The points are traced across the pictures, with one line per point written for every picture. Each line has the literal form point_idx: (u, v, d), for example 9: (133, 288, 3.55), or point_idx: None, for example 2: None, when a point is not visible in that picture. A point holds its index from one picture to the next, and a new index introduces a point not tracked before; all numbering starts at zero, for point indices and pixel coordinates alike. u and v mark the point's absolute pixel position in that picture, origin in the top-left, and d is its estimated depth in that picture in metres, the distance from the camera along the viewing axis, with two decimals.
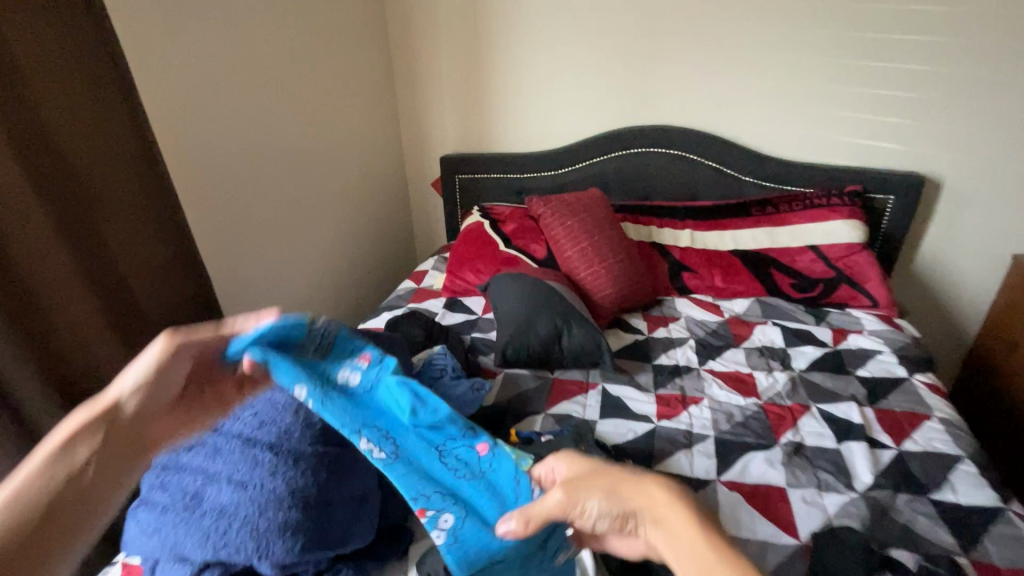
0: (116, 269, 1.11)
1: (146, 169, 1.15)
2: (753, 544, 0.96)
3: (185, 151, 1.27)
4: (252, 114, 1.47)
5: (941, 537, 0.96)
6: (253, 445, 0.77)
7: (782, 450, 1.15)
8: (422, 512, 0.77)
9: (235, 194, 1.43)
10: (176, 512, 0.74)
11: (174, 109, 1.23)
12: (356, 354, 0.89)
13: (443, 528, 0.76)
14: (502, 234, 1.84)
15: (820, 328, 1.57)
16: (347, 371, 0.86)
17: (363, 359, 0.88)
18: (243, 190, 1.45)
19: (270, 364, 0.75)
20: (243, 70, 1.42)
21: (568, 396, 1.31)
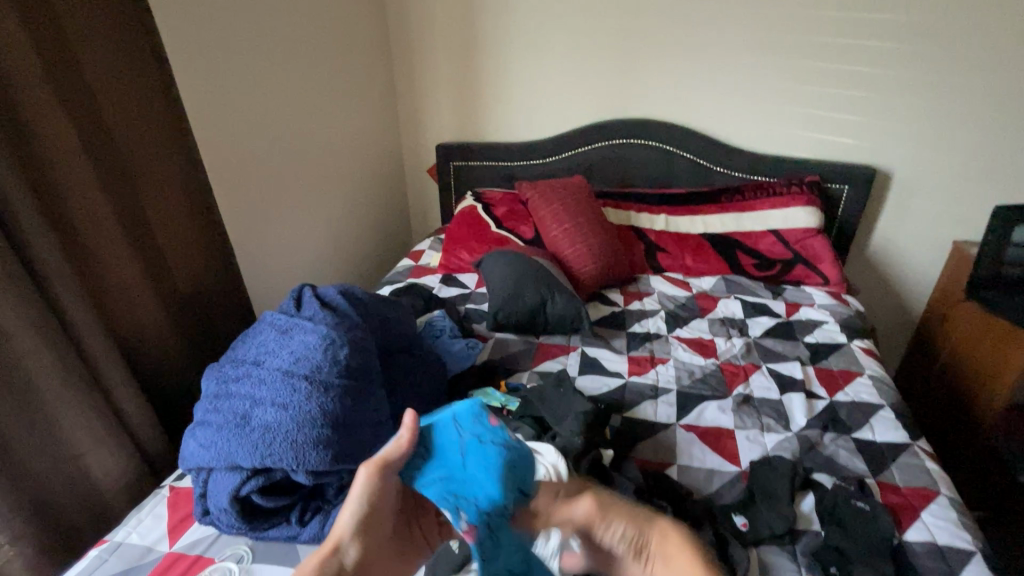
0: (156, 240, 1.27)
1: (178, 152, 1.31)
2: (702, 471, 1.15)
3: (211, 135, 1.42)
4: (268, 103, 1.61)
5: (857, 465, 1.15)
6: (290, 376, 0.94)
7: (734, 399, 1.34)
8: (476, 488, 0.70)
9: (253, 175, 1.58)
10: (231, 427, 0.91)
11: (202, 99, 1.38)
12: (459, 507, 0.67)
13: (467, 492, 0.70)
14: (493, 216, 2.02)
15: (776, 302, 1.77)
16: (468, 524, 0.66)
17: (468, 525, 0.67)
18: (259, 171, 1.60)
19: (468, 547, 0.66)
20: (259, 63, 1.57)
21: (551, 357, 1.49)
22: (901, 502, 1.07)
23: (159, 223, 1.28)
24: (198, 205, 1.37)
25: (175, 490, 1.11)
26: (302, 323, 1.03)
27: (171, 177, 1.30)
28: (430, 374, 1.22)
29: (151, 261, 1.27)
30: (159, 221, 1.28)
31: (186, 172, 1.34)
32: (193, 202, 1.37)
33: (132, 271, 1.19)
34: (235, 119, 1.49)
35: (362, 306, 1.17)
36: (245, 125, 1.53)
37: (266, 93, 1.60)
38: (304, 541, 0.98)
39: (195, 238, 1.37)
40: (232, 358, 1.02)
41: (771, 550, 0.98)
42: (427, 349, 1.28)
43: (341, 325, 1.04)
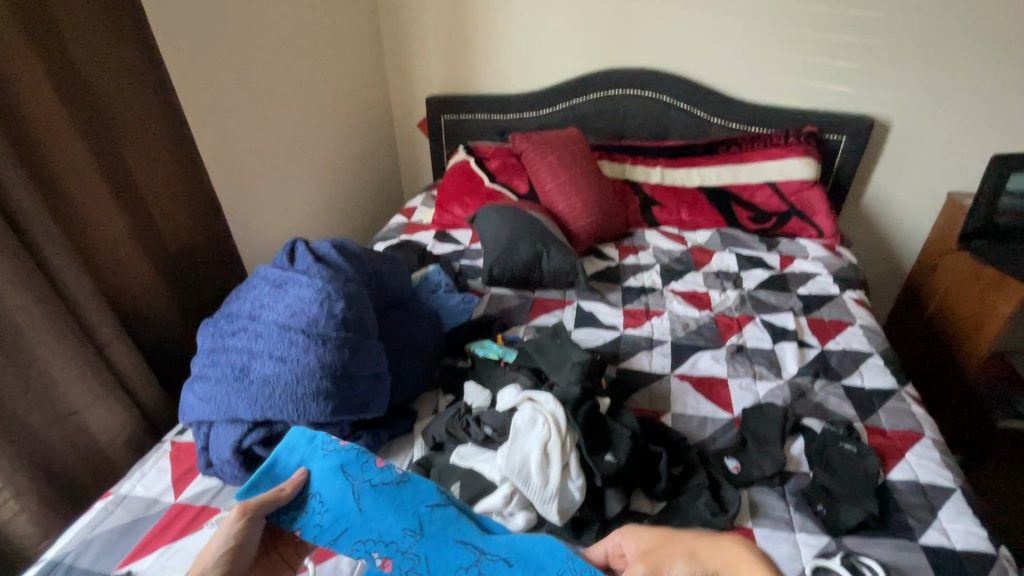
0: (141, 195, 1.23)
1: (158, 103, 1.25)
2: (696, 418, 1.17)
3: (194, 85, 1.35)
4: (251, 50, 1.54)
5: (846, 410, 1.18)
6: (287, 330, 0.94)
7: (727, 349, 1.36)
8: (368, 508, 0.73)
9: (237, 128, 1.52)
10: (230, 381, 0.92)
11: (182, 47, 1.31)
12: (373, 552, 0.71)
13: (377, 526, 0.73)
14: (486, 171, 1.98)
15: (770, 254, 1.77)
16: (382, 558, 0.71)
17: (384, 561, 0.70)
18: (244, 125, 1.54)
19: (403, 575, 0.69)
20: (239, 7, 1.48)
21: (548, 311, 1.50)
22: (887, 444, 1.10)
23: (142, 179, 1.24)
24: (182, 158, 1.32)
25: (176, 444, 1.12)
26: (297, 276, 1.01)
27: (154, 131, 1.25)
28: (426, 327, 1.22)
29: (136, 217, 1.23)
30: (143, 177, 1.24)
31: (168, 125, 1.28)
32: (178, 159, 1.32)
33: (117, 226, 1.16)
34: (217, 67, 1.42)
35: (356, 260, 1.16)
36: (227, 74, 1.46)
37: (247, 40, 1.52)
38: None
39: (182, 195, 1.33)
40: (227, 313, 1.02)
41: (762, 491, 1.02)
42: (423, 304, 1.28)
43: (336, 279, 1.03)
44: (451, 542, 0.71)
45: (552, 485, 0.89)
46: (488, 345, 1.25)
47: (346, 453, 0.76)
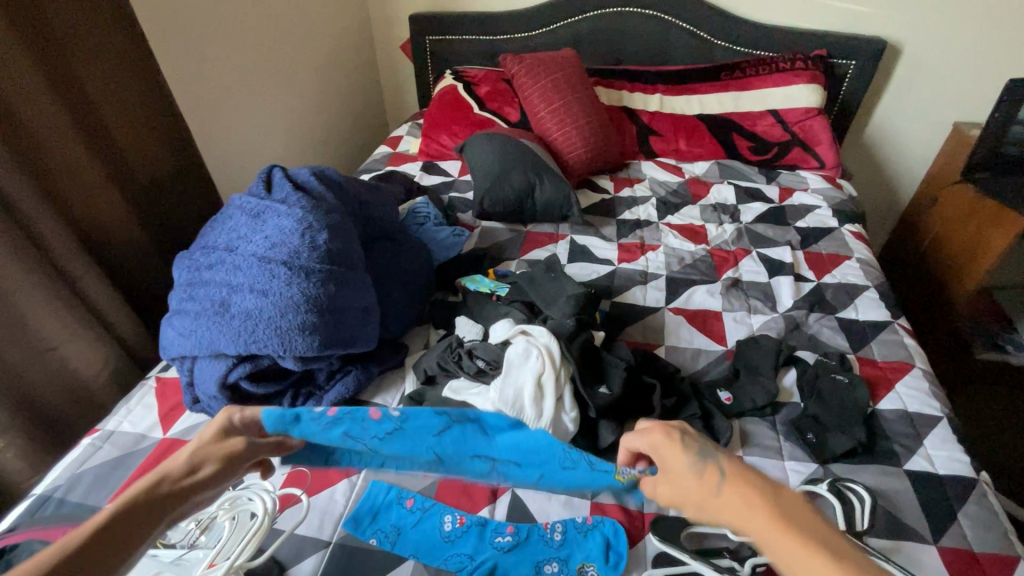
0: (101, 119, 1.12)
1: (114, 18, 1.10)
2: (689, 351, 1.17)
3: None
4: None
5: (839, 342, 1.18)
6: (267, 262, 0.89)
7: (723, 283, 1.34)
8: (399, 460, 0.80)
9: (203, 46, 1.39)
10: (210, 316, 0.87)
11: None
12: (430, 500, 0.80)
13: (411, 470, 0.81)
14: (475, 97, 1.86)
15: (770, 186, 1.71)
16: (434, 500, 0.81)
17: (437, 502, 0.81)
18: (210, 41, 1.41)
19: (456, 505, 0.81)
20: None
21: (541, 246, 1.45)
22: (878, 375, 1.11)
23: (104, 106, 1.12)
24: (144, 78, 1.19)
25: (161, 381, 1.10)
26: (275, 206, 0.95)
27: (111, 51, 1.11)
28: (414, 261, 1.17)
29: (98, 143, 1.12)
30: (105, 105, 1.12)
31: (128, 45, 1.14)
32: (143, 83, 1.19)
33: (75, 151, 1.06)
34: None
35: (338, 189, 1.09)
36: None
37: None
38: None
39: (149, 124, 1.22)
40: (202, 244, 0.96)
41: (753, 421, 1.03)
42: (410, 237, 1.22)
43: (318, 208, 0.97)
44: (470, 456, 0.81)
45: (546, 416, 0.88)
46: (479, 279, 1.21)
47: (341, 420, 0.75)
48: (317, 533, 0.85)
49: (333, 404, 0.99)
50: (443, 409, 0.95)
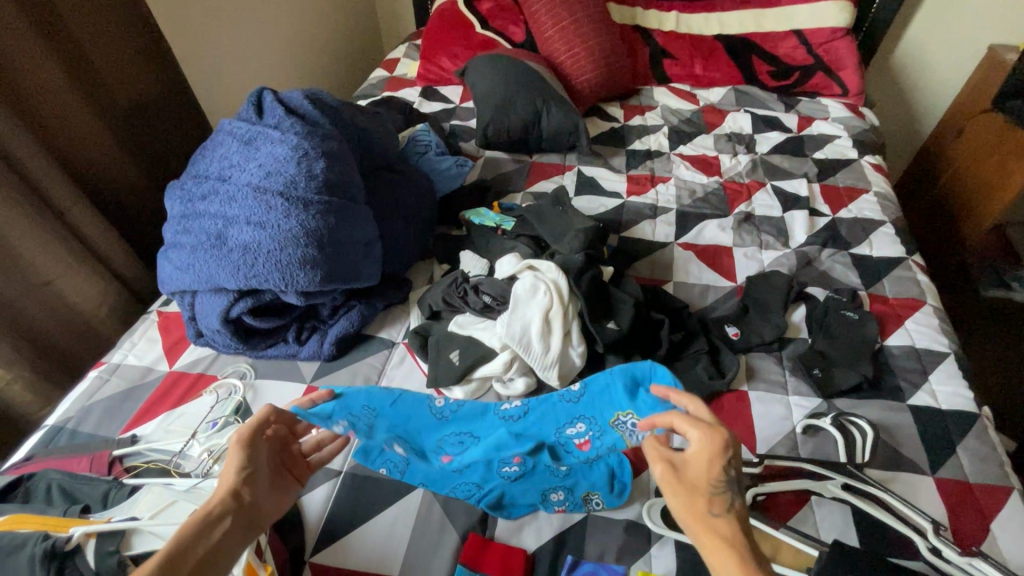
0: (74, 36, 1.02)
1: None
2: (698, 287, 1.15)
3: None
4: None
5: (851, 279, 1.16)
6: (262, 193, 0.84)
7: (735, 218, 1.29)
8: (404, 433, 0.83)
9: None
10: (207, 250, 0.84)
11: None
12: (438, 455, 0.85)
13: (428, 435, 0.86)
14: (477, 14, 1.73)
15: (788, 115, 1.62)
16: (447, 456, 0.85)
17: (445, 458, 0.85)
18: None
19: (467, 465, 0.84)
20: None
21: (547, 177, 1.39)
22: (888, 312, 1.09)
23: (76, 22, 1.02)
24: None
25: (163, 314, 1.09)
26: (267, 131, 0.89)
27: None
28: (416, 194, 1.13)
29: (74, 62, 1.03)
30: (77, 20, 1.02)
31: None
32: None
33: (49, 70, 0.98)
34: None
35: (334, 114, 1.02)
36: None
37: None
38: (306, 358, 1.00)
39: (128, 40, 1.12)
40: (193, 173, 0.91)
41: (759, 357, 1.02)
42: (411, 168, 1.17)
43: (313, 135, 0.91)
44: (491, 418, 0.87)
45: (555, 351, 0.88)
46: (484, 212, 1.17)
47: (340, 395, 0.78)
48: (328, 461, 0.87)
49: (338, 338, 0.99)
50: (448, 344, 0.95)
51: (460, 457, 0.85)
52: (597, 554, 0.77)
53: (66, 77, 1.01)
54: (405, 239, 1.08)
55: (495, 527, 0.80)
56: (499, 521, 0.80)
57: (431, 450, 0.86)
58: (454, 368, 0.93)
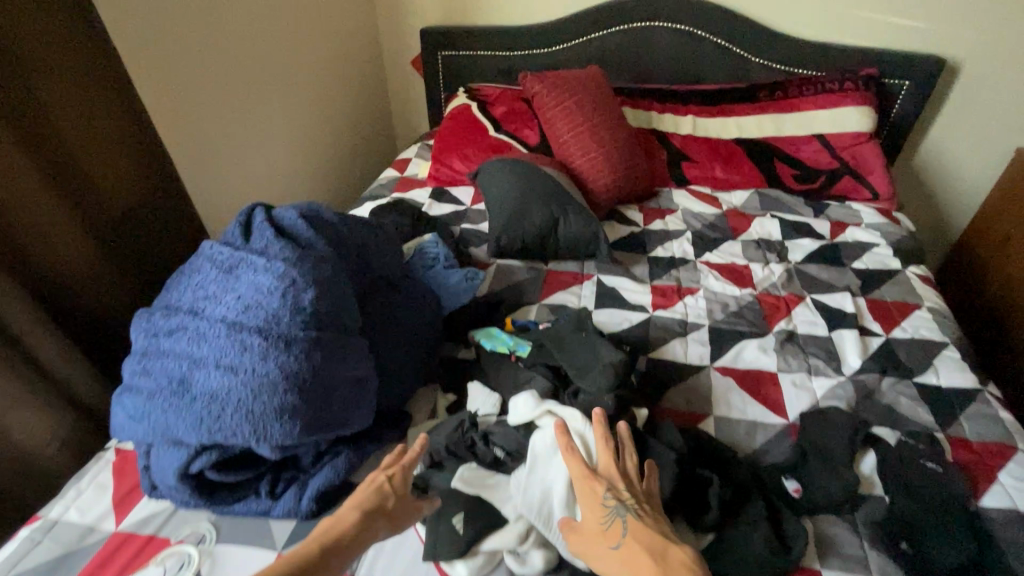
0: (65, 146, 0.96)
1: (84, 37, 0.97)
2: (743, 424, 0.99)
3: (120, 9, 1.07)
4: None
5: (920, 416, 0.99)
6: (239, 329, 0.71)
7: (776, 338, 1.16)
8: None
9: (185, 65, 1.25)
10: (168, 396, 0.71)
11: None
12: None
13: None
14: (490, 117, 1.71)
15: (818, 220, 1.52)
16: None
17: None
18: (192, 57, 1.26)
19: None
20: None
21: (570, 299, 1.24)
22: (976, 461, 0.92)
23: (71, 131, 0.97)
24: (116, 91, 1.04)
25: (121, 451, 0.94)
26: (251, 257, 0.76)
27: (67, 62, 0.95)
28: (422, 314, 1.00)
29: (62, 173, 0.97)
30: (71, 130, 0.97)
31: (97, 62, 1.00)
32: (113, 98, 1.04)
33: (39, 195, 0.93)
34: None
35: (333, 231, 0.91)
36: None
37: None
38: (278, 516, 0.82)
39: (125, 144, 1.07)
40: (164, 299, 0.78)
41: (829, 522, 0.84)
42: (417, 283, 1.06)
43: (305, 261, 0.78)
44: None
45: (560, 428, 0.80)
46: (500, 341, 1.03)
47: None
48: None
49: (320, 492, 0.82)
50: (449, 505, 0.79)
51: None
52: None
53: (61, 201, 0.96)
54: (405, 366, 0.94)
55: None
56: None
57: None
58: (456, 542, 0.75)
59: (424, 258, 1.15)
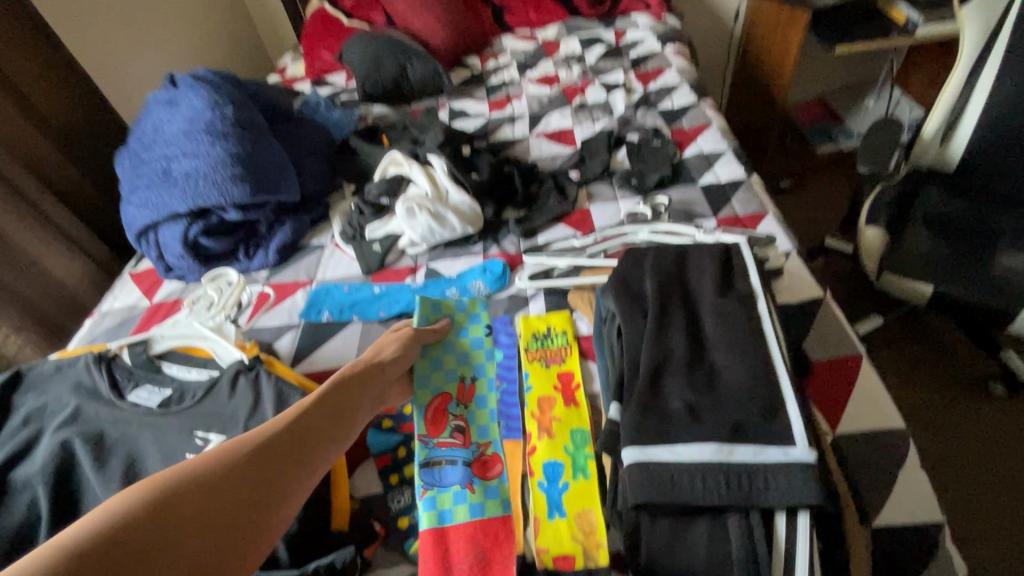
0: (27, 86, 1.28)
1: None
2: (549, 156, 1.50)
3: None
4: None
5: (657, 123, 1.53)
6: (191, 134, 1.14)
7: (572, 108, 1.66)
8: (341, 311, 1.14)
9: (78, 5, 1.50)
10: (160, 184, 1.14)
11: None
12: (372, 312, 1.12)
13: (364, 309, 1.13)
14: (342, 11, 2.07)
15: (607, 31, 2.02)
16: (366, 316, 1.12)
17: (381, 314, 1.12)
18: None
19: (389, 313, 1.11)
20: None
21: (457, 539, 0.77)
22: (684, 136, 1.47)
23: (23, 70, 1.28)
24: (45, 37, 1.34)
25: (134, 274, 1.33)
26: (184, 95, 1.18)
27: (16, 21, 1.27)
28: (317, 137, 1.44)
29: (24, 105, 1.28)
30: (24, 70, 1.29)
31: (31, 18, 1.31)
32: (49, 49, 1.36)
33: (27, 124, 1.27)
34: None
35: (234, 83, 1.32)
36: None
37: None
38: (256, 268, 1.26)
39: (64, 74, 1.39)
40: (137, 139, 1.20)
41: (596, 185, 1.37)
42: (306, 120, 1.47)
43: (218, 91, 1.20)
44: (406, 291, 1.16)
45: (379, 172, 1.31)
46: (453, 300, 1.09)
47: (321, 287, 1.19)
48: (289, 320, 1.14)
49: (279, 247, 1.26)
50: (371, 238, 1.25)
51: (390, 311, 1.12)
52: (492, 315, 1.09)
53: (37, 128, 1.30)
54: (316, 169, 1.38)
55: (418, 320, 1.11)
56: None
57: (368, 313, 1.13)
58: (372, 235, 1.25)
59: (313, 107, 1.57)
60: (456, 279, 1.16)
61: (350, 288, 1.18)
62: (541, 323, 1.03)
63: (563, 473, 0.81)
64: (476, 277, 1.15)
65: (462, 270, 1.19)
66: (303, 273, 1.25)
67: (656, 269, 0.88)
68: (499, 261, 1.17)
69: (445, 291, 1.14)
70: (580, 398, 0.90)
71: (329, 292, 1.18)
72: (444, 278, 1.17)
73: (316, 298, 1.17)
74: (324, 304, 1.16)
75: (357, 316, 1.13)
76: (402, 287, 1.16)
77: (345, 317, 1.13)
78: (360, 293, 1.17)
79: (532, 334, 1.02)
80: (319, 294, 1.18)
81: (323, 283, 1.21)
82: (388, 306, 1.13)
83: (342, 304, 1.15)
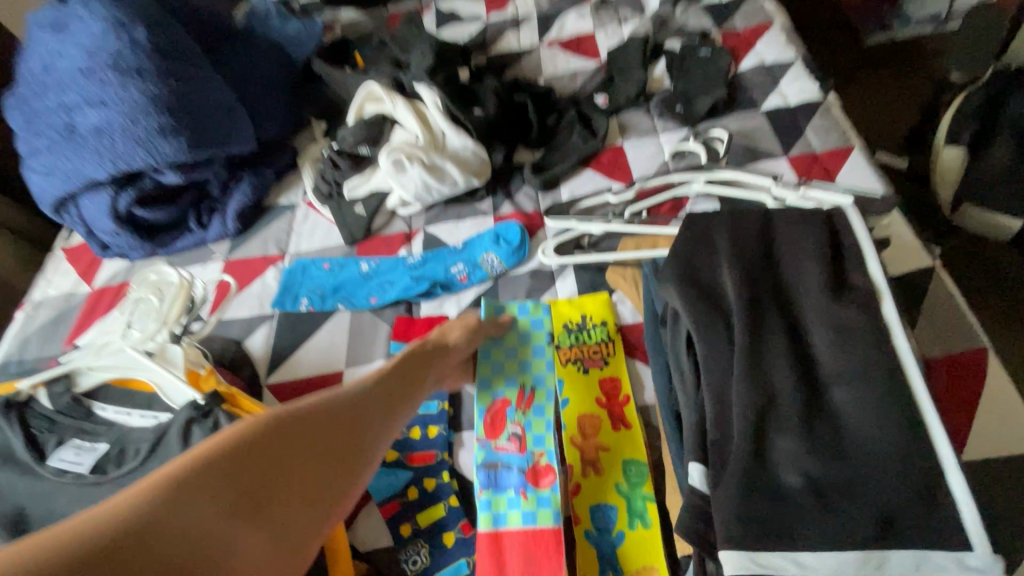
0: None
1: None
2: (567, 74, 1.20)
3: None
4: None
5: (704, 24, 1.20)
6: (94, 71, 0.84)
7: (592, 4, 1.31)
8: (323, 297, 0.91)
9: None
10: (66, 143, 0.87)
11: None
12: (362, 297, 0.90)
13: (351, 294, 0.91)
14: None
15: None
16: (354, 303, 0.90)
17: (372, 299, 0.90)
18: None
19: (382, 299, 0.89)
20: None
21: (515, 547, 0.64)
22: (739, 42, 1.15)
23: None
24: None
25: (68, 249, 1.09)
26: (76, 14, 0.87)
27: None
28: (271, 61, 1.12)
29: None
30: None
31: None
32: None
33: None
34: None
35: None
36: None
37: None
38: (214, 240, 1.02)
39: None
40: (27, 79, 0.90)
41: (630, 113, 1.09)
42: (254, 38, 1.14)
43: (122, 5, 0.88)
44: (401, 266, 0.92)
45: (353, 111, 1.02)
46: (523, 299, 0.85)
47: (295, 265, 0.95)
48: (260, 310, 0.93)
49: (238, 212, 1.00)
50: (352, 199, 0.99)
51: (383, 297, 0.90)
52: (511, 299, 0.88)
53: None
54: (274, 105, 1.08)
55: (420, 308, 0.90)
56: (422, 304, 0.90)
57: (357, 300, 0.90)
58: (353, 195, 0.99)
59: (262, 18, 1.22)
60: (463, 251, 0.93)
61: (332, 265, 0.95)
62: (575, 312, 0.81)
63: (617, 520, 0.65)
64: (487, 248, 0.91)
65: (469, 237, 0.95)
66: (272, 245, 1.01)
67: (737, 253, 0.64)
68: (516, 224, 0.92)
69: (449, 266, 0.91)
70: (632, 417, 0.72)
71: (306, 271, 0.95)
72: (448, 248, 0.93)
73: (290, 281, 0.94)
74: (301, 289, 0.93)
75: (343, 303, 0.90)
76: (396, 261, 0.93)
77: (328, 304, 0.91)
78: (344, 272, 0.93)
79: (564, 326, 0.81)
80: (293, 275, 0.94)
81: (298, 258, 0.97)
82: (380, 289, 0.90)
83: (324, 288, 0.92)
